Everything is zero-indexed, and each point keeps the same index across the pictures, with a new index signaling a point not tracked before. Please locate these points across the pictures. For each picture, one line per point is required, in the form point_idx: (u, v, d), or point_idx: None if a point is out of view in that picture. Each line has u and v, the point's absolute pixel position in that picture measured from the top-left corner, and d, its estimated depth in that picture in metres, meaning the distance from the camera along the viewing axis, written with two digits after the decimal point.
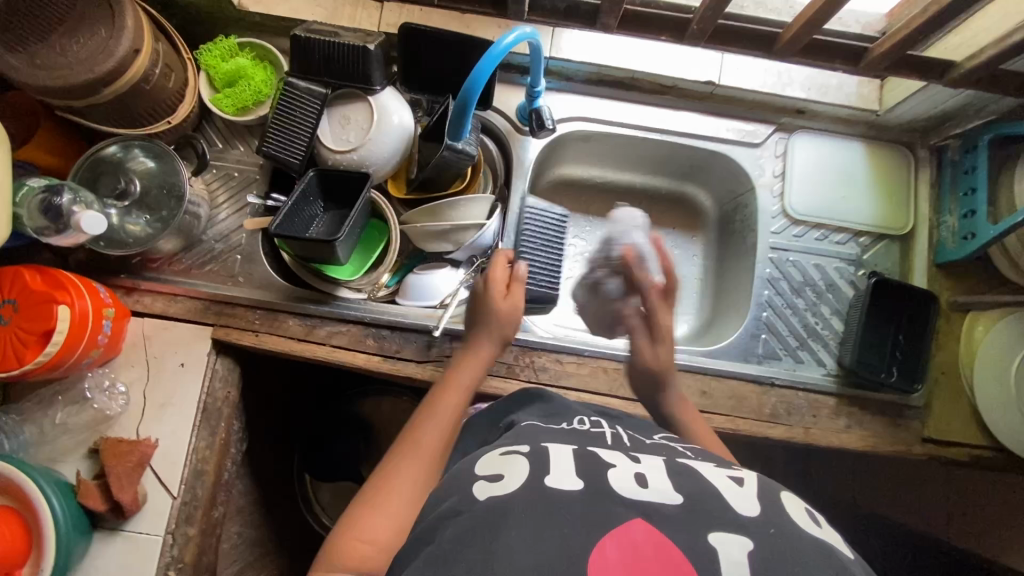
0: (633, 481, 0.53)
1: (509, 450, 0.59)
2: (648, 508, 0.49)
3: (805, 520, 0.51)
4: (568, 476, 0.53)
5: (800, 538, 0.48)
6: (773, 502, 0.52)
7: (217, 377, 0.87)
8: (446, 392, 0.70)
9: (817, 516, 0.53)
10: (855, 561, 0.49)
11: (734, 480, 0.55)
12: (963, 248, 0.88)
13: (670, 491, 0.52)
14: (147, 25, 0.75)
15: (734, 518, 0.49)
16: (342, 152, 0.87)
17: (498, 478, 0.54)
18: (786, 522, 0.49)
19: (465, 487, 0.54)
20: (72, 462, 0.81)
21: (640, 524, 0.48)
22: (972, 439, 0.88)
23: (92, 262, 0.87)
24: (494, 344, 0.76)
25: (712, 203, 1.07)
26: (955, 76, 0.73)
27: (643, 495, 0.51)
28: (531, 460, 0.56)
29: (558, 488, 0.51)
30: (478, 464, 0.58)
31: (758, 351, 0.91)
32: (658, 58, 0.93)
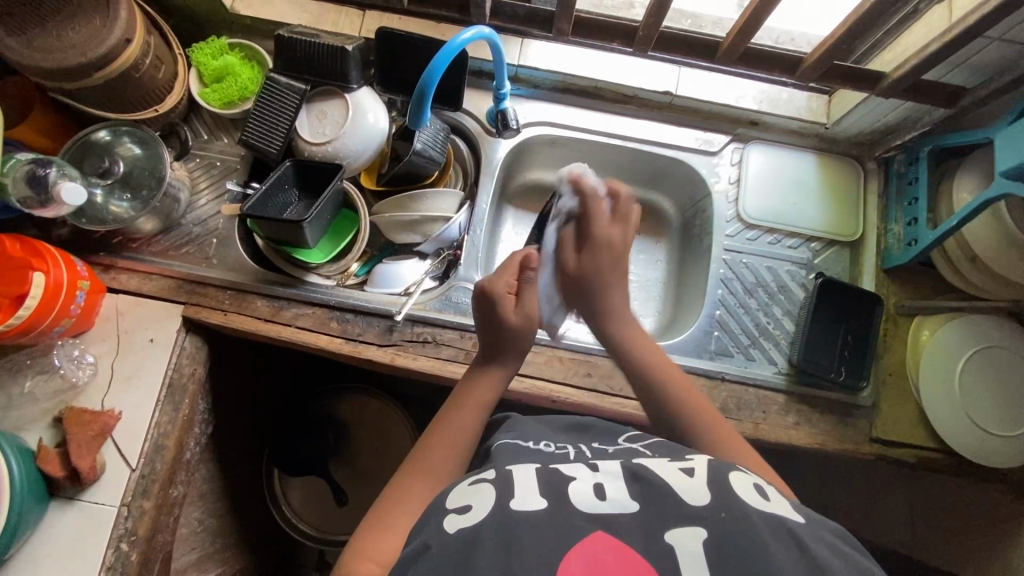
0: (592, 493, 0.53)
1: (477, 478, 0.59)
2: (604, 519, 0.51)
3: (750, 493, 0.53)
4: (532, 495, 0.53)
5: (750, 517, 0.50)
6: (722, 485, 0.54)
7: (185, 355, 0.90)
8: (457, 414, 0.71)
9: (766, 490, 0.55)
10: (807, 526, 0.51)
11: (684, 471, 0.56)
12: (907, 253, 0.92)
13: (626, 500, 0.53)
14: (140, 18, 0.81)
15: (683, 510, 0.51)
16: (318, 144, 0.92)
17: (467, 508, 0.53)
18: (736, 503, 0.51)
19: (435, 523, 0.53)
20: (36, 430, 0.84)
21: (603, 536, 0.49)
22: (918, 440, 0.90)
23: (73, 239, 0.91)
24: (507, 363, 0.76)
25: (675, 210, 1.12)
26: (885, 86, 0.78)
27: (601, 508, 0.52)
28: (496, 484, 0.56)
29: (521, 508, 0.51)
30: (449, 498, 0.57)
31: (710, 348, 0.93)
32: (620, 70, 0.99)
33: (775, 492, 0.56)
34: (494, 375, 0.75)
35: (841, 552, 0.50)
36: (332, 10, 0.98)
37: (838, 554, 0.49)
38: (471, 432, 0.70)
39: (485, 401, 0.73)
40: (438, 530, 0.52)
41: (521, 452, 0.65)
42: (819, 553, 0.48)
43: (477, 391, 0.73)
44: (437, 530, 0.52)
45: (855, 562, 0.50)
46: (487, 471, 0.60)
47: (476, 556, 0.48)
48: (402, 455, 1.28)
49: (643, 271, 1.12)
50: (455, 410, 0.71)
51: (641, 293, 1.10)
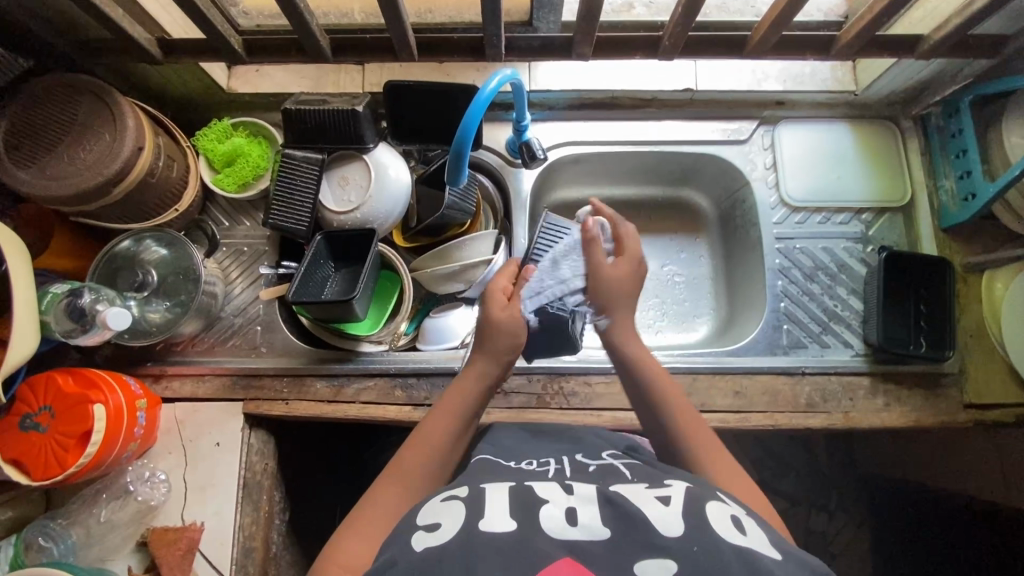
0: (564, 518, 0.51)
1: (449, 495, 0.58)
2: (575, 546, 0.49)
3: (726, 527, 0.50)
4: (501, 518, 0.51)
5: (721, 551, 0.47)
6: (698, 516, 0.51)
7: (254, 452, 0.88)
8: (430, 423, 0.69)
9: (745, 522, 0.52)
10: (782, 562, 0.48)
11: (660, 499, 0.54)
12: (965, 209, 0.88)
13: (597, 525, 0.51)
14: (146, 122, 0.78)
15: (656, 542, 0.48)
16: (345, 212, 0.89)
17: (436, 527, 0.53)
18: (708, 535, 0.49)
19: (403, 540, 0.52)
20: (123, 558, 0.81)
21: (563, 563, 0.47)
22: (1012, 398, 0.87)
23: (119, 356, 0.89)
24: (496, 366, 0.72)
25: (710, 204, 1.09)
26: (927, 48, 0.75)
27: (571, 534, 0.50)
28: (467, 506, 0.54)
29: (487, 531, 0.50)
30: (420, 515, 0.56)
31: (783, 343, 0.90)
32: (633, 75, 0.96)
33: (754, 524, 0.53)
34: (475, 384, 0.71)
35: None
36: (331, 71, 0.95)
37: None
38: (445, 440, 0.68)
39: (467, 412, 0.70)
40: (404, 548, 0.51)
41: (501, 470, 0.63)
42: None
43: (455, 394, 0.71)
44: (404, 547, 0.51)
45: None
46: (459, 487, 0.59)
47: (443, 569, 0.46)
48: None
49: (688, 270, 1.09)
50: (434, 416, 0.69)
51: (693, 292, 1.07)
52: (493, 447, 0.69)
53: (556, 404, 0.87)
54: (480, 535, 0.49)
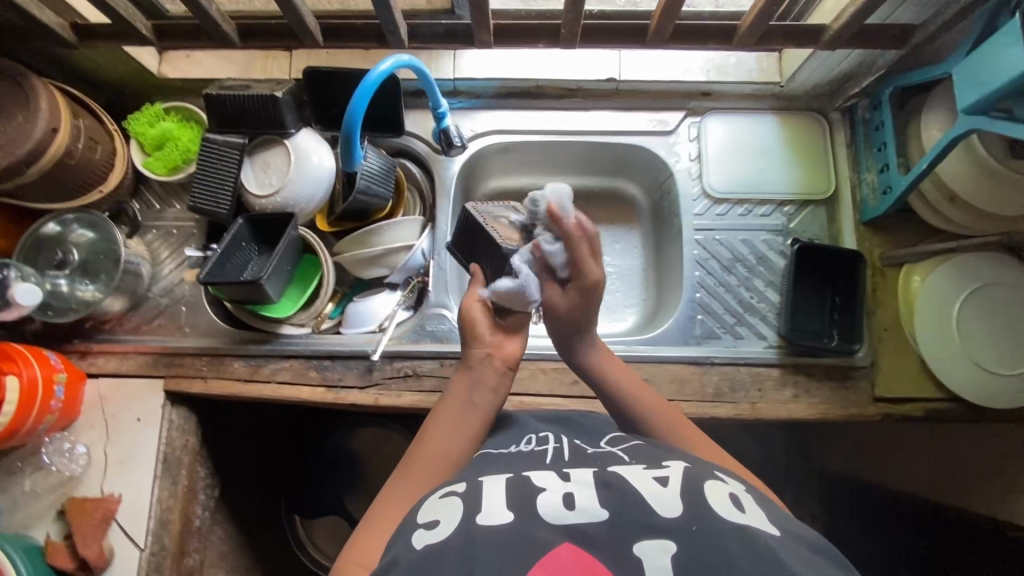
0: (560, 503, 0.53)
1: (446, 491, 0.59)
2: (574, 530, 0.50)
3: (724, 504, 0.52)
4: (499, 509, 0.53)
5: (720, 528, 0.49)
6: (695, 497, 0.53)
7: (174, 428, 0.90)
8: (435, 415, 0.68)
9: (741, 500, 0.54)
10: (782, 538, 0.50)
11: (658, 480, 0.56)
12: (883, 202, 0.88)
13: (594, 507, 0.52)
14: (64, 104, 0.81)
15: (654, 520, 0.50)
16: (266, 196, 0.91)
17: (434, 524, 0.53)
18: (708, 516, 0.50)
19: (405, 538, 0.53)
20: (42, 526, 0.84)
21: (566, 548, 0.48)
22: (923, 393, 0.87)
23: (46, 332, 0.92)
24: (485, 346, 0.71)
25: (643, 195, 1.09)
26: (829, 38, 0.74)
27: (568, 518, 0.51)
28: (466, 500, 0.55)
29: (486, 523, 0.51)
30: (418, 512, 0.57)
31: (695, 333, 0.91)
32: (558, 65, 0.97)
33: (752, 502, 0.55)
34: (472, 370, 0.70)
35: (815, 567, 0.48)
36: (259, 57, 0.97)
37: (811, 564, 0.48)
38: (455, 429, 0.67)
39: (473, 401, 0.69)
40: (405, 546, 0.52)
41: (501, 458, 0.64)
42: (791, 563, 0.47)
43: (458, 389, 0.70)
44: (405, 546, 0.52)
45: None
46: (458, 483, 0.59)
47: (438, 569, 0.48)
48: None
49: (620, 261, 1.09)
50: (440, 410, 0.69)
51: (622, 283, 1.08)
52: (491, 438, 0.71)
53: None
54: (480, 530, 0.50)
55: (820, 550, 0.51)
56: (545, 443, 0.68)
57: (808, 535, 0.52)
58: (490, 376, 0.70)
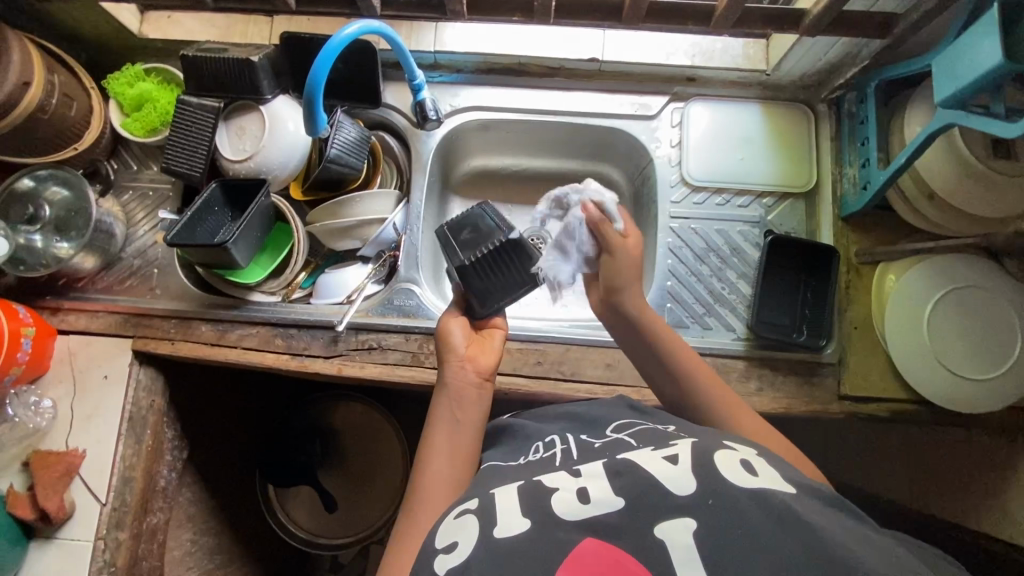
0: (575, 500, 0.53)
1: (462, 509, 0.58)
2: (595, 524, 0.51)
3: (736, 472, 0.53)
4: (515, 518, 0.53)
5: (735, 496, 0.49)
6: (706, 469, 0.53)
7: (141, 388, 0.91)
8: (431, 437, 0.67)
9: (753, 464, 0.55)
10: (798, 495, 0.51)
11: (668, 459, 0.55)
12: (862, 198, 0.86)
13: (609, 496, 0.53)
14: (38, 58, 0.81)
15: (671, 501, 0.50)
16: (239, 161, 0.91)
17: (454, 546, 0.53)
18: (721, 486, 0.51)
19: (427, 564, 0.53)
20: (6, 476, 0.86)
21: (592, 542, 0.50)
22: (889, 393, 0.86)
23: (19, 287, 0.93)
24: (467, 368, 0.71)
25: (625, 180, 1.07)
26: (807, 24, 0.72)
27: (588, 512, 0.52)
28: (480, 515, 0.55)
29: (505, 536, 0.51)
30: (436, 535, 0.56)
31: (663, 321, 0.90)
32: (541, 42, 0.95)
33: (764, 465, 0.55)
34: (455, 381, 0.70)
35: (830, 518, 0.49)
36: (240, 21, 0.96)
37: (833, 519, 0.49)
38: (452, 450, 0.66)
39: (459, 419, 0.68)
40: (430, 574, 0.52)
41: (512, 463, 0.64)
42: (812, 518, 0.48)
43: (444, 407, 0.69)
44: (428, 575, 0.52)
45: (862, 534, 0.48)
46: (471, 499, 0.59)
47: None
48: (387, 453, 1.32)
49: None
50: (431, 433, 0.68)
51: None
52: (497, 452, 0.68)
53: (429, 364, 0.88)
54: (500, 542, 0.51)
55: (832, 499, 0.52)
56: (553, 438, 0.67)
57: (821, 487, 0.53)
58: (473, 386, 0.71)
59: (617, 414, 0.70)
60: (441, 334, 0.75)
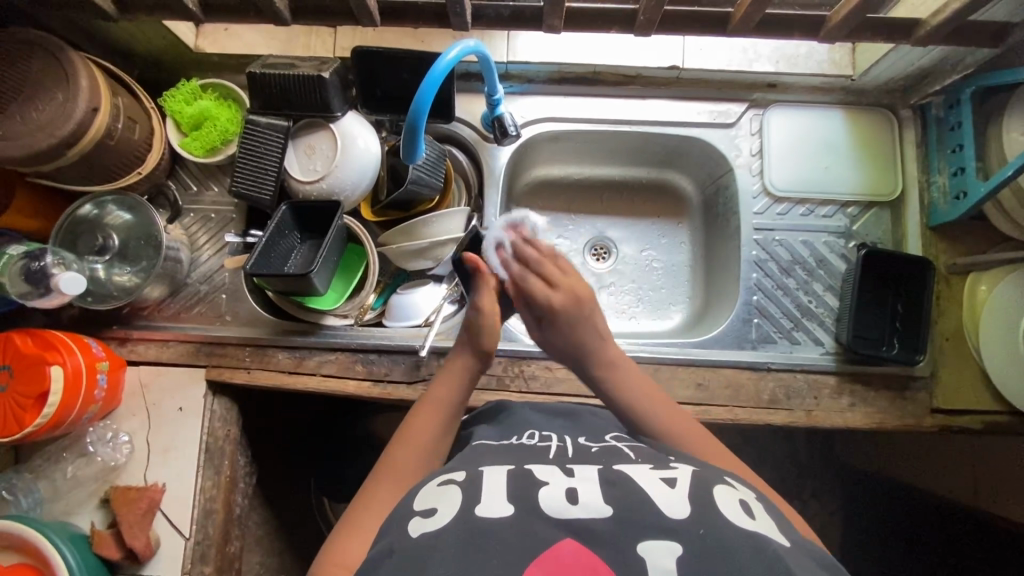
0: (564, 497, 0.51)
1: (446, 479, 0.57)
2: (578, 526, 0.48)
3: (734, 510, 0.51)
4: (498, 502, 0.51)
5: (728, 534, 0.47)
6: (705, 500, 0.51)
7: (216, 418, 0.89)
8: (422, 412, 0.69)
9: (753, 508, 0.53)
10: (792, 549, 0.49)
11: (666, 481, 0.54)
12: (955, 208, 0.85)
13: (599, 503, 0.50)
14: (103, 81, 0.77)
15: (663, 523, 0.48)
16: (311, 182, 0.87)
17: (433, 512, 0.52)
18: (719, 522, 0.49)
19: (401, 526, 0.52)
20: (86, 513, 0.84)
21: (570, 543, 0.47)
22: (982, 405, 0.85)
23: (84, 318, 0.89)
24: (471, 358, 0.74)
25: (695, 188, 1.05)
26: (923, 34, 0.69)
27: (573, 514, 0.49)
28: (465, 488, 0.54)
29: (487, 516, 0.49)
30: (416, 499, 0.56)
31: (751, 337, 0.88)
32: (618, 49, 0.92)
33: (761, 509, 0.54)
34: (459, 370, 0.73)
35: None
36: (301, 33, 0.92)
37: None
38: (437, 428, 0.68)
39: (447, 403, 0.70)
40: (401, 535, 0.51)
41: (498, 449, 0.63)
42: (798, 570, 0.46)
43: (439, 392, 0.71)
44: (401, 534, 0.51)
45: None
46: (457, 471, 0.58)
47: (432, 563, 0.46)
48: None
49: (666, 256, 1.06)
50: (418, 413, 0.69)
51: (669, 280, 1.05)
52: (491, 429, 0.70)
53: (515, 387, 0.87)
54: (479, 521, 0.49)
55: None
56: (549, 440, 0.65)
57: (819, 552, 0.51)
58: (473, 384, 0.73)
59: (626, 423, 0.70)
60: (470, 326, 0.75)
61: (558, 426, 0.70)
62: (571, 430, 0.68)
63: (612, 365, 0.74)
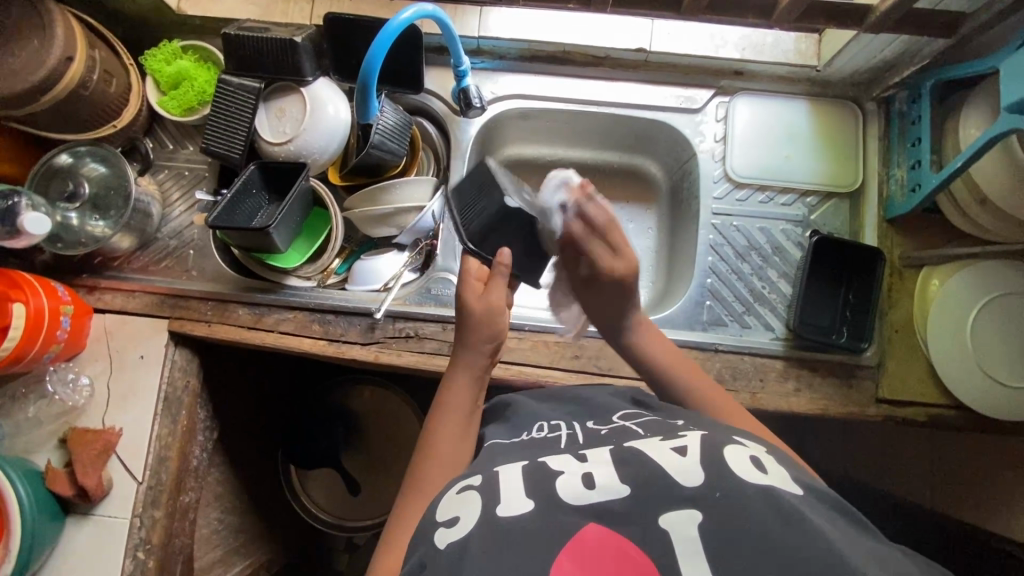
0: (581, 484, 0.51)
1: (463, 486, 0.57)
2: (598, 508, 0.49)
3: (746, 467, 0.51)
4: (518, 499, 0.51)
5: None
6: (716, 461, 0.51)
7: (177, 368, 0.92)
8: (445, 417, 0.68)
9: (762, 461, 0.53)
10: (805, 497, 0.49)
11: (677, 450, 0.53)
12: (910, 200, 0.85)
13: (616, 483, 0.51)
14: (80, 32, 0.80)
15: (678, 491, 0.48)
16: (279, 143, 0.89)
17: (455, 521, 0.52)
18: (731, 481, 0.49)
19: (428, 538, 0.52)
20: (44, 452, 0.86)
21: (595, 527, 0.48)
22: (928, 398, 0.85)
23: (56, 264, 0.92)
24: (482, 353, 0.71)
25: (663, 173, 1.06)
26: (873, 20, 0.71)
27: (592, 498, 0.50)
28: (482, 491, 0.54)
29: (507, 517, 0.49)
30: (438, 509, 0.55)
31: (702, 318, 0.89)
32: (589, 30, 0.93)
33: (774, 463, 0.54)
34: (472, 373, 0.71)
35: (840, 525, 0.47)
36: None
37: (835, 525, 0.47)
38: (462, 428, 0.68)
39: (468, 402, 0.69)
40: (431, 547, 0.51)
41: (514, 447, 0.62)
42: (819, 521, 0.46)
43: (455, 403, 0.69)
44: (430, 546, 0.51)
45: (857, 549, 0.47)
46: (474, 476, 0.58)
47: (467, 564, 0.47)
48: (410, 439, 1.32)
49: (632, 241, 1.07)
50: (439, 421, 0.68)
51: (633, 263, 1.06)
52: (501, 429, 0.68)
53: None
54: (502, 522, 0.49)
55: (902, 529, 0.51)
56: (557, 430, 0.64)
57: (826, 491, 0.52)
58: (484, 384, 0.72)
59: (621, 402, 0.69)
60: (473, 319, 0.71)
61: (567, 413, 0.68)
62: (579, 416, 0.67)
63: (641, 321, 0.76)
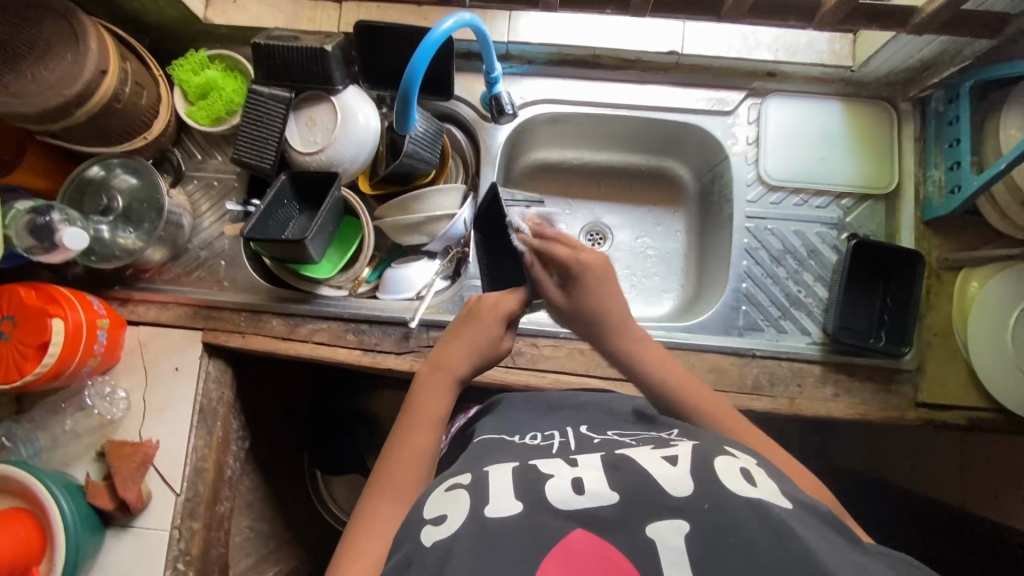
0: (570, 489, 0.50)
1: (454, 483, 0.55)
2: (586, 516, 0.47)
3: (737, 480, 0.49)
4: (506, 500, 0.50)
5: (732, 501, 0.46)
6: (708, 471, 0.50)
7: (211, 379, 0.92)
8: (416, 427, 0.65)
9: (755, 475, 0.51)
10: (795, 511, 0.47)
11: (668, 459, 0.52)
12: (949, 203, 0.84)
13: (605, 490, 0.49)
14: (112, 45, 0.79)
15: (666, 502, 0.47)
16: (310, 153, 0.89)
17: (442, 520, 0.51)
18: (721, 494, 0.47)
19: (414, 535, 0.51)
20: (82, 465, 0.87)
21: (581, 534, 0.46)
22: (970, 401, 0.85)
23: (88, 277, 0.92)
24: (470, 366, 0.69)
25: (691, 176, 1.05)
26: (918, 22, 0.70)
27: (579, 503, 0.48)
28: (471, 489, 0.53)
29: (496, 516, 0.48)
30: (426, 506, 0.54)
31: (738, 323, 0.89)
32: (619, 32, 0.93)
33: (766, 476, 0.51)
34: (453, 378, 0.68)
35: (839, 543, 0.45)
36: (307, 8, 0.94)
37: (825, 539, 0.45)
38: (433, 440, 0.65)
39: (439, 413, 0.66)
40: (417, 545, 0.50)
41: (506, 449, 0.60)
42: (810, 539, 0.44)
43: (431, 410, 0.66)
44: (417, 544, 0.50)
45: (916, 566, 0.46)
46: (463, 475, 0.56)
47: (451, 564, 0.46)
48: None
49: (660, 244, 1.06)
50: (410, 433, 0.65)
51: (664, 267, 1.05)
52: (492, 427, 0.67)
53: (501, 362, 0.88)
54: (490, 523, 0.48)
55: None
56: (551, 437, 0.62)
57: (820, 506, 0.49)
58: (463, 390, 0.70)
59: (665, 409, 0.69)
60: (483, 344, 0.69)
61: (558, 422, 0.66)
62: (570, 422, 0.65)
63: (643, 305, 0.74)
